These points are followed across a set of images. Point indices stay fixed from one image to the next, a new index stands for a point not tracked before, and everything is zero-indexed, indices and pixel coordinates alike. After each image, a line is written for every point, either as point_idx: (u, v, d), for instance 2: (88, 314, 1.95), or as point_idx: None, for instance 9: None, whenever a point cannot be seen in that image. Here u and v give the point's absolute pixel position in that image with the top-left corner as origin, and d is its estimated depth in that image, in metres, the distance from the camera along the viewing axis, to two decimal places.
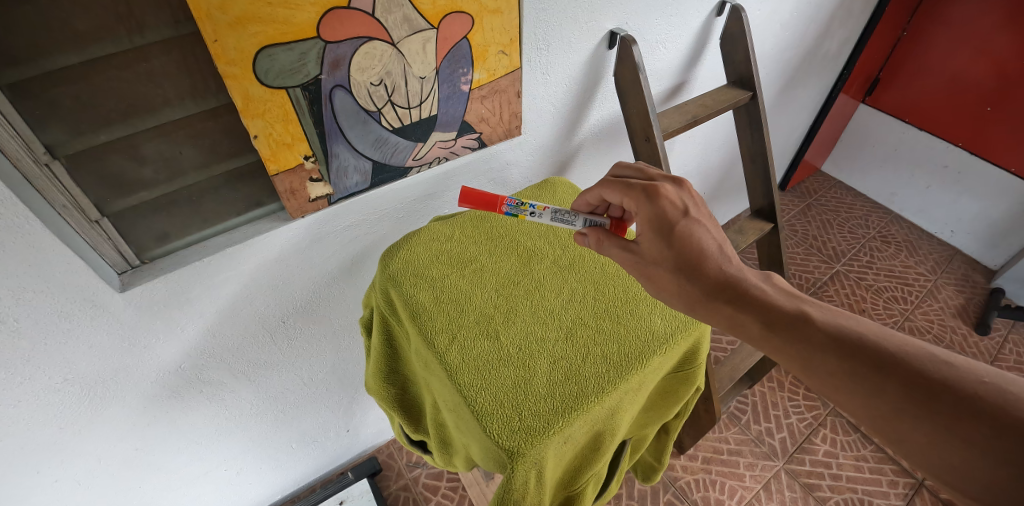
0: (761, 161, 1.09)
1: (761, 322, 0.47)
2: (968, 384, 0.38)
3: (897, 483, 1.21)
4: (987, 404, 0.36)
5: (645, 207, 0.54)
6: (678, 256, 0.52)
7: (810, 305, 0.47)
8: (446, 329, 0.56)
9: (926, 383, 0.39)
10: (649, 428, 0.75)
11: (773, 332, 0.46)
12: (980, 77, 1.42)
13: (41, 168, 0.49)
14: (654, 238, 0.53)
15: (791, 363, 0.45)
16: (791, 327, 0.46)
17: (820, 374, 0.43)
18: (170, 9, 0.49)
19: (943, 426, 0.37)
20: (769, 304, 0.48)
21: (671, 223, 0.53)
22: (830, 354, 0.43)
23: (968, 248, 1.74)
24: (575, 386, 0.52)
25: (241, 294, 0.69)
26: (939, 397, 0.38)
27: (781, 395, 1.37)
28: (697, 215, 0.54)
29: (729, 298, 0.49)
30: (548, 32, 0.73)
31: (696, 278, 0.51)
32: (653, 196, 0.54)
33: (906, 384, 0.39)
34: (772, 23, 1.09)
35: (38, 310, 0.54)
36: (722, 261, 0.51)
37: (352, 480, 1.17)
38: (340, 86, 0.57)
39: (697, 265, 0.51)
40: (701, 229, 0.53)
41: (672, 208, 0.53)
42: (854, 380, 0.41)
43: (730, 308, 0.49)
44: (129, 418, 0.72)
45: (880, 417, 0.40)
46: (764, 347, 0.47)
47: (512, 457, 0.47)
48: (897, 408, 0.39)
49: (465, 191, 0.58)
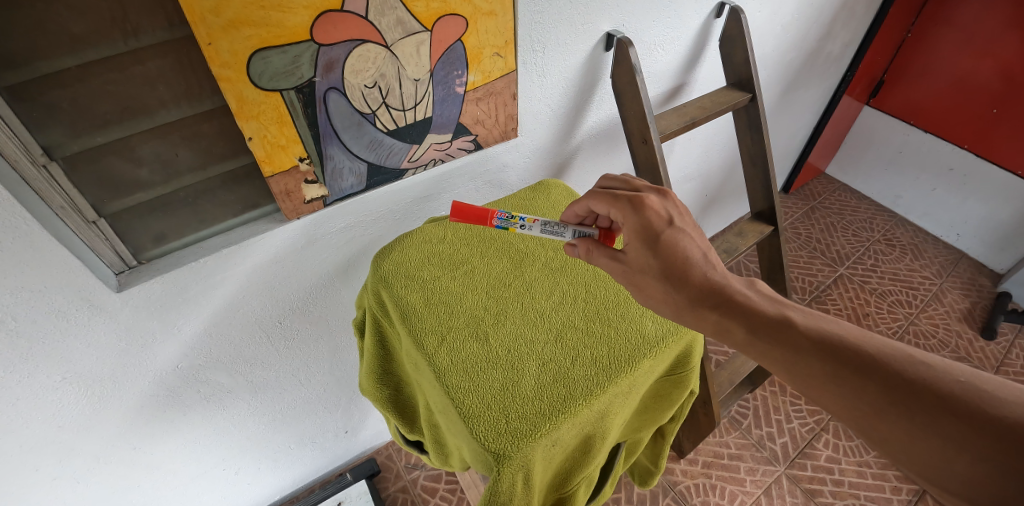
0: (761, 163, 1.08)
1: (746, 327, 0.47)
2: (945, 384, 0.37)
3: (901, 490, 1.20)
4: (964, 403, 0.36)
5: (631, 218, 0.54)
6: (665, 264, 0.51)
7: (794, 310, 0.47)
8: (434, 331, 0.56)
9: (905, 382, 0.38)
10: (642, 431, 0.74)
11: (758, 337, 0.46)
12: (986, 79, 1.41)
13: (39, 169, 0.49)
14: (641, 247, 0.53)
15: (776, 367, 0.45)
16: (774, 332, 0.45)
17: (803, 377, 0.43)
18: (164, 13, 0.49)
19: (922, 425, 0.37)
20: (754, 309, 0.48)
21: (657, 233, 0.52)
22: (813, 357, 0.43)
23: (975, 251, 1.72)
24: (563, 389, 0.52)
25: (237, 295, 0.70)
26: (918, 396, 0.38)
27: (783, 400, 1.35)
28: (682, 224, 0.54)
29: (715, 304, 0.49)
30: (544, 34, 0.73)
31: (683, 285, 0.50)
32: (639, 207, 0.54)
33: (885, 384, 0.39)
34: (773, 25, 1.08)
35: (37, 309, 0.54)
36: (707, 269, 0.51)
37: (351, 480, 1.17)
38: (334, 88, 0.58)
39: (683, 273, 0.51)
40: (687, 237, 0.53)
41: (658, 218, 0.53)
42: (835, 381, 0.41)
43: (717, 315, 0.48)
44: (126, 417, 0.73)
45: (862, 417, 0.39)
46: (750, 353, 0.47)
47: (498, 459, 0.47)
48: (878, 408, 0.39)
49: (457, 206, 0.57)
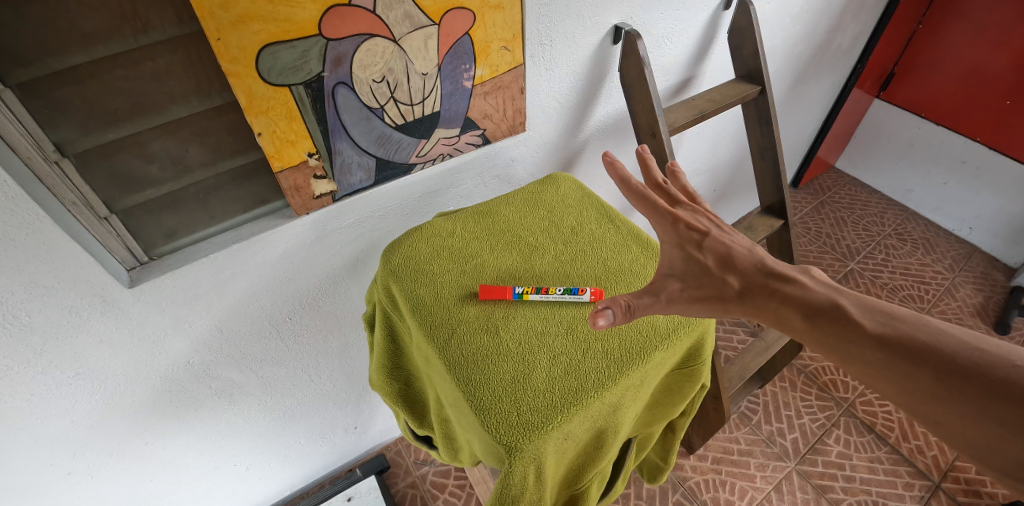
0: (771, 157, 1.07)
1: (803, 315, 0.48)
2: (999, 368, 0.39)
3: (913, 486, 1.18)
4: (1017, 386, 0.38)
5: (668, 232, 0.56)
6: (713, 254, 0.54)
7: (847, 297, 0.48)
8: (446, 324, 0.56)
9: (960, 369, 0.41)
10: (653, 426, 0.74)
11: (816, 324, 0.47)
12: (999, 70, 1.39)
13: (50, 166, 0.50)
14: (687, 254, 0.54)
15: (830, 354, 0.47)
16: (831, 318, 0.47)
17: (857, 363, 0.45)
18: (174, 9, 0.49)
19: (977, 410, 0.39)
20: (809, 295, 0.49)
21: (696, 241, 0.55)
22: (867, 344, 0.44)
23: (989, 245, 1.69)
24: (575, 383, 0.52)
25: (249, 290, 0.70)
26: (971, 382, 0.40)
27: (793, 396, 1.35)
28: (720, 232, 0.56)
29: (772, 292, 0.50)
30: (551, 27, 0.72)
31: (739, 274, 0.52)
32: (675, 220, 0.56)
33: (941, 371, 0.41)
34: (783, 17, 1.07)
35: (49, 306, 0.55)
36: (757, 259, 0.53)
37: (360, 476, 1.17)
38: (342, 83, 0.58)
39: (732, 263, 0.53)
40: (729, 243, 0.55)
41: (695, 229, 0.56)
42: (892, 368, 0.43)
43: (775, 303, 0.50)
44: (140, 411, 0.73)
45: (916, 402, 0.42)
46: (807, 340, 0.48)
47: (510, 452, 0.47)
48: (933, 393, 0.41)
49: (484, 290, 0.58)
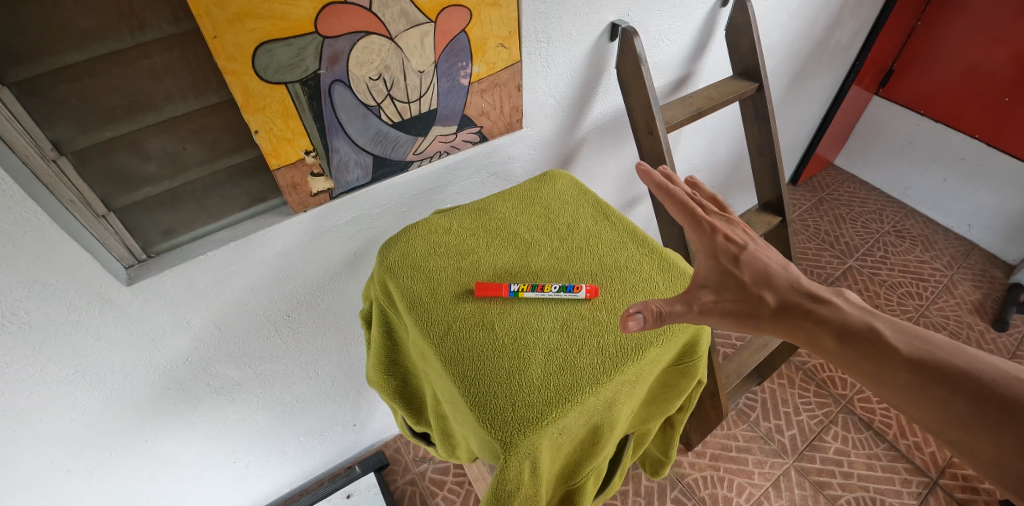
0: (769, 154, 1.07)
1: (836, 336, 0.50)
2: None
3: (910, 482, 1.19)
4: None
5: (705, 244, 0.57)
6: (749, 269, 0.55)
7: (882, 321, 0.51)
8: (442, 321, 0.57)
9: (996, 398, 0.43)
10: (649, 422, 0.74)
11: (849, 346, 0.50)
12: (998, 66, 1.38)
13: (48, 163, 0.50)
14: (723, 268, 0.56)
15: (864, 377, 0.49)
16: (865, 342, 0.49)
17: (891, 386, 0.47)
18: (170, 7, 0.50)
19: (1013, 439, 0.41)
20: (844, 318, 0.51)
21: (733, 255, 0.56)
22: (902, 369, 0.47)
23: (987, 242, 1.69)
24: (571, 378, 0.52)
25: (247, 287, 0.70)
26: (1007, 412, 0.42)
27: (792, 393, 1.35)
28: (755, 246, 0.57)
29: (807, 312, 0.52)
30: (549, 24, 0.72)
31: (774, 292, 0.54)
32: (712, 233, 0.57)
33: (976, 399, 0.43)
34: (781, 14, 1.07)
35: (48, 304, 0.55)
36: (793, 278, 0.55)
37: (359, 473, 1.17)
38: (339, 80, 0.58)
39: (769, 280, 0.55)
40: (765, 259, 0.56)
41: (732, 244, 0.57)
42: (926, 394, 0.45)
43: (809, 324, 0.52)
44: (140, 409, 0.74)
45: (949, 428, 0.44)
46: (839, 361, 0.51)
47: (505, 447, 0.47)
48: (966, 421, 0.43)
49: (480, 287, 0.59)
